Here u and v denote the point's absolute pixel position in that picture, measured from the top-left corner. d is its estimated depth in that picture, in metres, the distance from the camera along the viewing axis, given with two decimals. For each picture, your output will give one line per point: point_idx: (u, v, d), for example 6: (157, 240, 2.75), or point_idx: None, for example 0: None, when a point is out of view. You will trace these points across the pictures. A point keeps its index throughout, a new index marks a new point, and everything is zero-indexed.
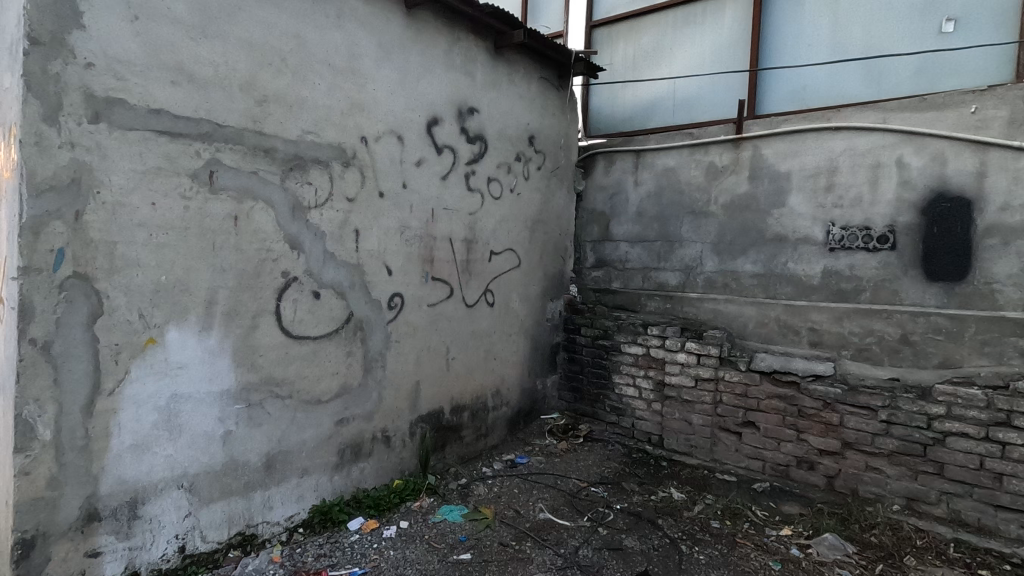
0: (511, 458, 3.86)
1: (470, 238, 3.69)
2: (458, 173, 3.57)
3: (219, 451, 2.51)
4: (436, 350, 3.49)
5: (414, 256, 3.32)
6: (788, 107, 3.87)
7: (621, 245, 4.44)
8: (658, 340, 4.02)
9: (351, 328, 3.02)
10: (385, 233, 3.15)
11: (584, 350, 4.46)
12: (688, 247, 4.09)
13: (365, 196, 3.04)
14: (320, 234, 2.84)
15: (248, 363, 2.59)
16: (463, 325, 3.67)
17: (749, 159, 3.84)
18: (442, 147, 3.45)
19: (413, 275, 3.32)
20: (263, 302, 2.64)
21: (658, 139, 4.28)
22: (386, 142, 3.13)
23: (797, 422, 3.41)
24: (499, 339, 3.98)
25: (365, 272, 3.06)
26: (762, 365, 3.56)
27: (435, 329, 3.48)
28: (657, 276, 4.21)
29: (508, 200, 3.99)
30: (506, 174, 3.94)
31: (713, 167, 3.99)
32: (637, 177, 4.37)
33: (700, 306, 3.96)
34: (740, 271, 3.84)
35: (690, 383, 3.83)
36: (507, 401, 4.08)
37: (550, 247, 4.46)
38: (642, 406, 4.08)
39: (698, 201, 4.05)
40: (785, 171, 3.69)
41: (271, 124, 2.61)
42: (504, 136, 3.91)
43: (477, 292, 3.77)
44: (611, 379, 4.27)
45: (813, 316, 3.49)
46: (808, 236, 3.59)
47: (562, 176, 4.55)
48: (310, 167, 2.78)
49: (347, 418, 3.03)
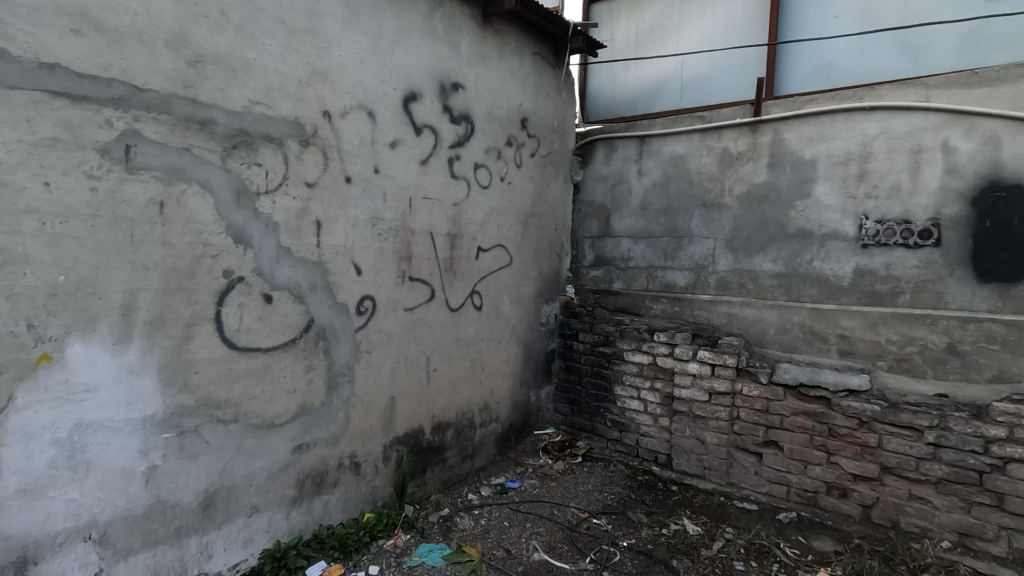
0: (502, 482, 3.41)
1: (454, 233, 3.23)
2: (441, 158, 3.12)
3: (143, 492, 2.04)
4: (414, 361, 3.04)
5: (389, 253, 2.87)
6: (811, 85, 3.46)
7: (623, 241, 4.01)
8: (666, 348, 3.59)
9: (312, 338, 2.56)
10: (353, 225, 2.69)
11: (583, 358, 4.02)
12: (698, 244, 3.66)
13: (329, 181, 2.58)
14: (273, 227, 2.38)
15: (181, 382, 2.13)
16: (446, 333, 3.22)
17: (769, 145, 3.42)
18: (421, 127, 3.00)
19: (387, 274, 2.86)
20: (199, 307, 2.17)
21: (664, 124, 3.85)
22: (354, 119, 2.67)
23: (827, 443, 3.00)
24: (488, 348, 3.53)
25: (329, 271, 2.60)
26: (785, 378, 3.14)
27: (414, 337, 3.03)
28: (664, 275, 3.79)
29: (499, 191, 3.54)
30: (496, 161, 3.49)
31: (728, 154, 3.57)
32: (641, 166, 3.94)
33: (713, 310, 3.54)
34: (759, 270, 3.42)
35: (703, 397, 3.40)
36: (497, 417, 3.63)
37: (545, 243, 4.01)
38: (648, 422, 3.64)
39: (710, 192, 3.63)
40: (810, 157, 3.27)
41: (208, 90, 2.14)
42: (494, 117, 3.46)
43: (463, 295, 3.32)
44: (613, 390, 3.83)
45: (844, 321, 3.08)
46: (837, 230, 3.18)
47: (559, 165, 4.11)
48: (260, 144, 2.31)
49: (307, 444, 2.57)
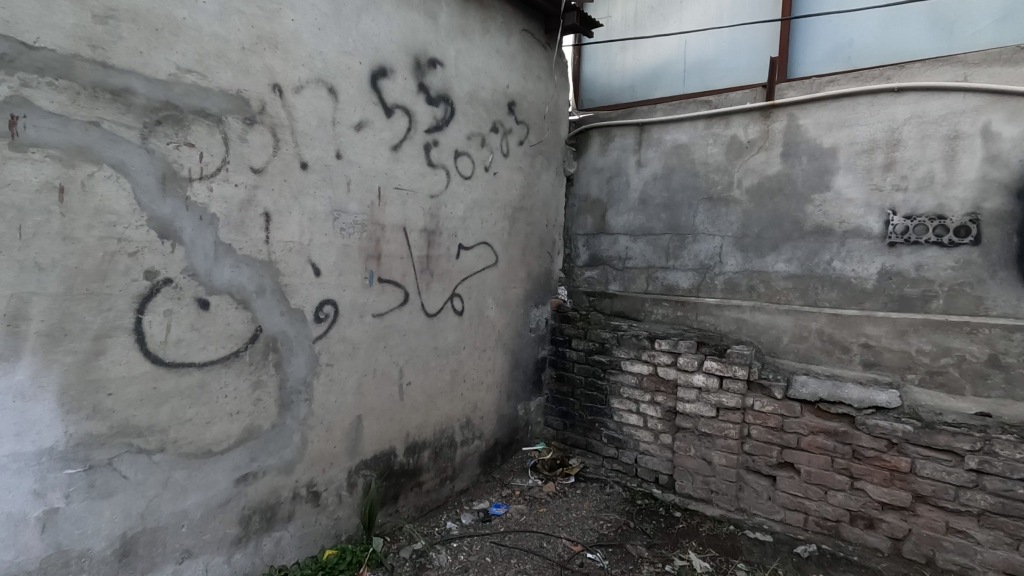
0: (485, 508, 3.06)
1: (432, 229, 2.88)
2: (417, 144, 2.76)
3: (37, 542, 1.66)
4: (385, 374, 2.68)
5: (355, 252, 2.51)
6: (828, 66, 3.13)
7: (621, 239, 3.67)
8: (668, 357, 3.22)
9: (259, 350, 2.19)
10: (310, 218, 2.33)
11: (576, 367, 3.66)
12: (703, 242, 3.33)
13: (280, 167, 2.21)
14: (210, 220, 2.00)
15: (89, 408, 1.75)
16: (423, 341, 2.86)
17: (783, 132, 3.08)
18: (392, 108, 2.63)
19: (352, 275, 2.50)
20: (113, 315, 1.79)
21: (666, 111, 3.51)
22: (312, 95, 2.30)
23: (851, 466, 2.66)
24: (470, 357, 3.17)
25: (280, 272, 2.23)
26: (803, 393, 2.79)
27: (384, 347, 2.67)
28: (666, 277, 3.46)
29: (484, 183, 3.18)
30: (480, 149, 3.13)
31: (737, 143, 3.24)
32: (640, 157, 3.60)
33: (720, 315, 3.23)
34: (771, 271, 3.10)
35: (709, 413, 3.04)
36: (481, 433, 3.28)
37: (535, 242, 3.66)
38: (648, 439, 3.29)
39: (717, 185, 3.30)
40: (830, 145, 2.94)
41: (123, 53, 1.76)
42: (477, 100, 3.10)
43: (442, 298, 2.96)
44: (609, 403, 3.48)
45: (869, 328, 2.75)
46: (860, 227, 2.85)
47: (550, 156, 3.75)
48: (191, 121, 1.94)
49: (255, 474, 2.20)
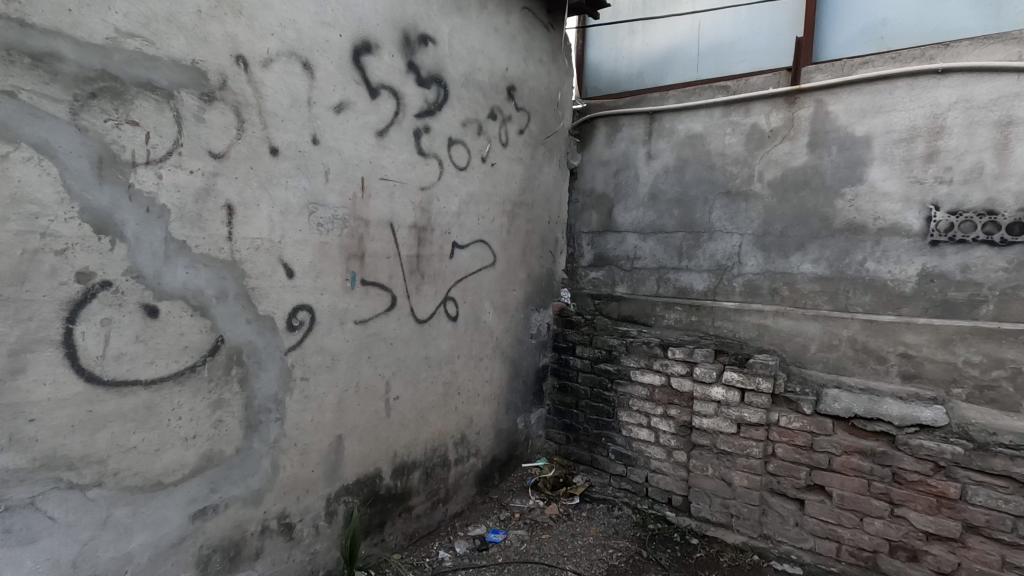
0: (482, 535, 2.77)
1: (423, 225, 2.58)
2: (405, 130, 2.46)
3: None
4: (369, 388, 2.39)
5: (334, 250, 2.21)
6: (858, 47, 2.84)
7: (628, 237, 3.39)
8: (683, 368, 2.93)
9: (221, 364, 1.89)
10: (281, 212, 2.03)
11: (580, 376, 3.38)
12: (720, 240, 3.05)
13: (246, 152, 1.91)
14: (158, 213, 1.70)
15: (3, 438, 1.44)
16: (412, 350, 2.57)
17: (810, 120, 2.80)
18: (378, 89, 2.33)
19: (331, 277, 2.20)
20: (36, 325, 1.49)
21: (679, 98, 3.22)
22: (284, 71, 2.00)
23: (890, 491, 2.39)
24: (466, 367, 2.88)
25: (246, 274, 1.94)
26: (835, 409, 2.51)
27: (368, 357, 2.37)
28: (678, 279, 3.18)
29: (480, 175, 2.89)
30: (476, 138, 2.84)
31: (757, 132, 2.96)
32: (650, 148, 3.31)
33: (739, 321, 2.95)
34: (797, 273, 2.82)
35: (730, 429, 2.75)
36: (477, 450, 2.99)
37: (536, 240, 3.37)
38: (660, 457, 3.01)
39: (735, 179, 3.02)
40: (863, 133, 2.66)
41: (47, 10, 1.46)
42: (473, 83, 2.80)
43: (434, 302, 2.67)
44: (617, 416, 3.19)
45: (909, 337, 2.48)
46: (898, 224, 2.57)
47: (552, 147, 3.46)
48: (134, 95, 1.63)
49: (215, 507, 1.90)
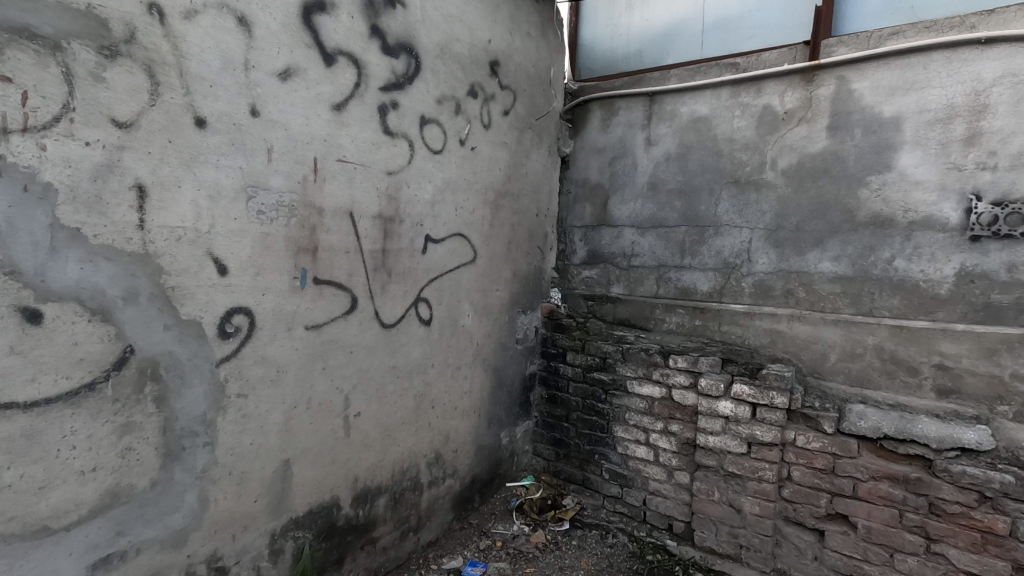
0: (459, 568, 2.45)
1: (390, 216, 2.25)
2: (368, 104, 2.13)
3: None
4: (324, 404, 2.06)
5: (280, 242, 1.88)
6: (883, 18, 2.50)
7: (625, 232, 3.06)
8: (686, 378, 2.61)
9: (131, 380, 1.55)
10: (210, 196, 1.69)
11: (571, 385, 3.05)
12: (727, 236, 2.74)
13: (162, 122, 1.56)
14: (41, 192, 1.36)
15: None
16: (376, 359, 2.24)
17: (830, 100, 2.48)
18: (334, 55, 1.99)
19: (275, 275, 1.87)
20: None
21: (682, 78, 2.90)
22: (213, 26, 1.66)
23: (926, 524, 2.08)
24: (441, 377, 2.55)
25: (164, 270, 1.59)
26: (861, 428, 2.20)
27: (323, 368, 2.04)
28: (680, 278, 2.86)
29: (459, 161, 2.56)
30: (453, 118, 2.51)
31: (770, 114, 2.64)
32: (650, 134, 2.99)
33: (749, 326, 2.64)
34: (813, 272, 2.51)
35: (739, 449, 2.43)
36: (454, 470, 2.66)
37: (523, 235, 3.04)
38: (660, 478, 2.69)
39: (745, 167, 2.71)
40: (892, 114, 2.34)
41: None
42: (450, 55, 2.47)
43: (404, 303, 2.33)
44: (612, 431, 2.87)
45: (946, 345, 2.17)
46: (932, 216, 2.25)
47: (541, 132, 3.13)
48: (5, 42, 1.28)
49: (123, 554, 1.56)
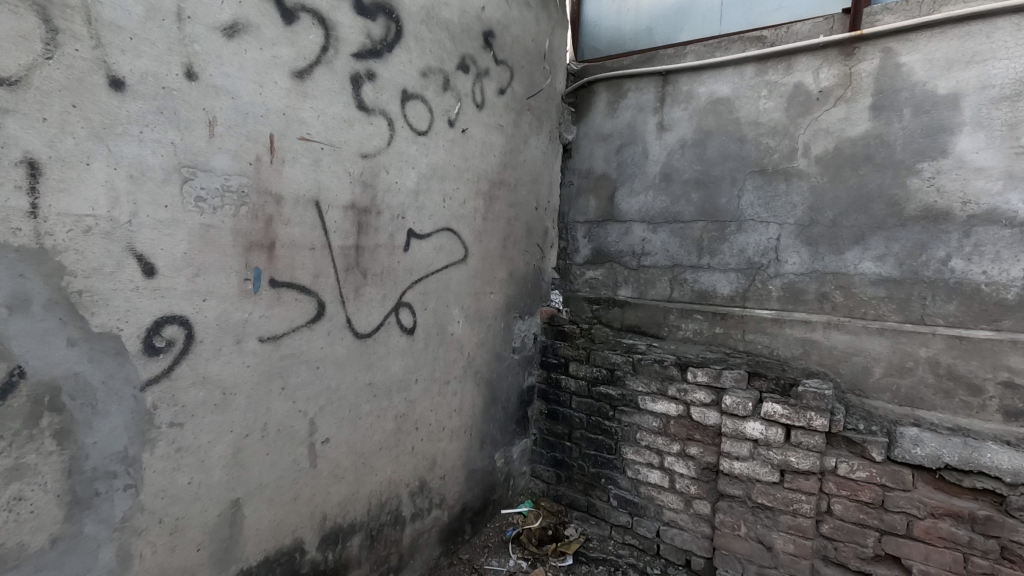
0: None
1: (365, 206, 1.91)
2: (338, 74, 1.79)
3: None
4: (285, 431, 1.72)
5: (225, 236, 1.53)
6: None
7: (634, 228, 2.74)
8: (707, 395, 2.29)
9: (19, 412, 1.19)
10: (132, 176, 1.34)
11: (574, 400, 2.72)
12: (752, 232, 2.42)
13: (62, 80, 1.21)
14: None
15: None
16: (348, 375, 1.90)
17: (874, 76, 2.17)
18: (295, 11, 1.65)
19: (220, 277, 1.53)
20: None
21: (700, 54, 2.57)
22: None
23: (997, 571, 1.79)
24: (426, 393, 2.22)
25: (67, 270, 1.24)
26: (917, 457, 1.92)
27: (282, 389, 1.70)
28: (698, 280, 2.54)
29: (447, 145, 2.22)
30: (440, 95, 2.17)
31: (802, 94, 2.32)
32: (663, 118, 2.66)
33: (779, 335, 2.32)
34: (853, 274, 2.19)
35: (770, 478, 2.11)
36: (442, 500, 2.33)
37: (520, 231, 2.71)
38: (677, 507, 2.37)
39: (772, 154, 2.38)
40: (948, 91, 2.02)
41: None
42: (438, 21, 2.13)
43: (382, 309, 2.00)
44: (620, 453, 2.54)
45: (1016, 360, 1.85)
46: (996, 209, 1.93)
47: (540, 116, 2.80)
48: None
49: None
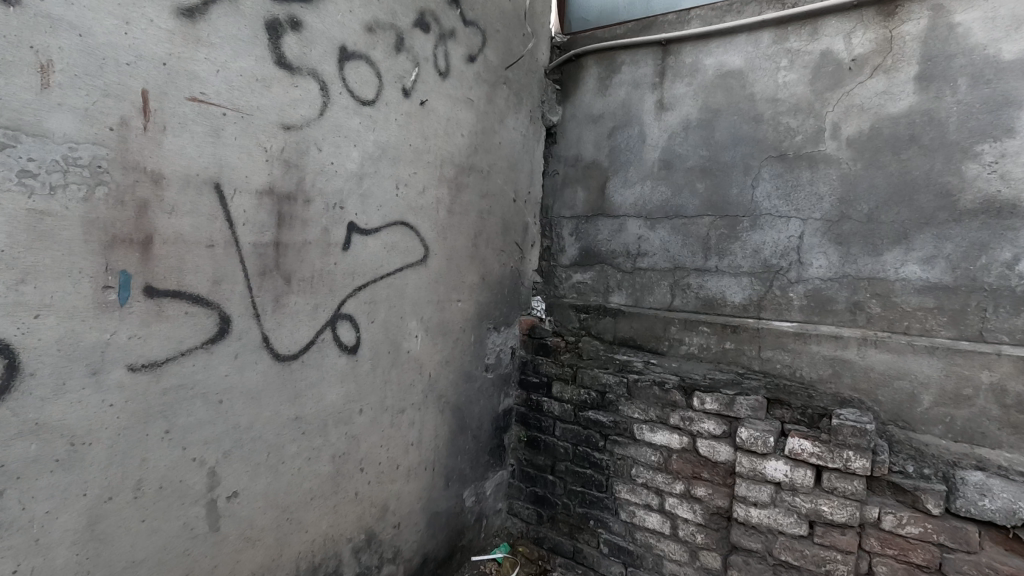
0: None
1: (288, 193, 1.49)
2: (248, 18, 1.37)
3: None
4: (172, 488, 1.30)
5: (72, 228, 1.11)
6: None
7: (629, 224, 2.34)
8: (718, 426, 1.92)
9: None
10: None
11: (558, 426, 2.32)
12: (768, 229, 2.03)
13: None
14: None
15: None
16: (267, 410, 1.48)
17: (921, 39, 1.78)
18: None
19: (63, 285, 1.10)
20: None
21: (706, 19, 2.18)
22: None
23: None
24: (375, 425, 1.80)
25: None
26: (986, 511, 1.57)
27: (165, 433, 1.28)
28: (703, 286, 2.14)
29: (401, 119, 1.81)
30: (392, 57, 1.76)
31: (831, 63, 1.93)
32: (663, 95, 2.27)
33: (802, 353, 1.93)
34: (895, 280, 1.80)
35: (797, 530, 1.74)
36: (395, 553, 1.91)
37: (495, 228, 2.30)
38: (680, 559, 1.99)
39: (795, 136, 1.99)
40: (1016, 55, 1.64)
41: None
42: None
43: (313, 323, 1.58)
44: (612, 491, 2.15)
45: None
46: None
47: (519, 92, 2.39)
48: None
49: None
